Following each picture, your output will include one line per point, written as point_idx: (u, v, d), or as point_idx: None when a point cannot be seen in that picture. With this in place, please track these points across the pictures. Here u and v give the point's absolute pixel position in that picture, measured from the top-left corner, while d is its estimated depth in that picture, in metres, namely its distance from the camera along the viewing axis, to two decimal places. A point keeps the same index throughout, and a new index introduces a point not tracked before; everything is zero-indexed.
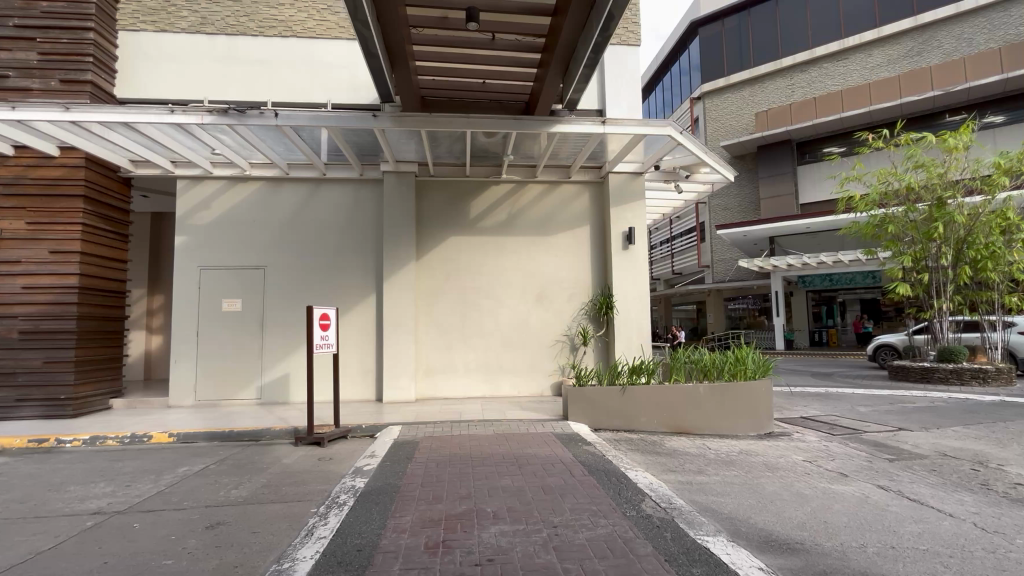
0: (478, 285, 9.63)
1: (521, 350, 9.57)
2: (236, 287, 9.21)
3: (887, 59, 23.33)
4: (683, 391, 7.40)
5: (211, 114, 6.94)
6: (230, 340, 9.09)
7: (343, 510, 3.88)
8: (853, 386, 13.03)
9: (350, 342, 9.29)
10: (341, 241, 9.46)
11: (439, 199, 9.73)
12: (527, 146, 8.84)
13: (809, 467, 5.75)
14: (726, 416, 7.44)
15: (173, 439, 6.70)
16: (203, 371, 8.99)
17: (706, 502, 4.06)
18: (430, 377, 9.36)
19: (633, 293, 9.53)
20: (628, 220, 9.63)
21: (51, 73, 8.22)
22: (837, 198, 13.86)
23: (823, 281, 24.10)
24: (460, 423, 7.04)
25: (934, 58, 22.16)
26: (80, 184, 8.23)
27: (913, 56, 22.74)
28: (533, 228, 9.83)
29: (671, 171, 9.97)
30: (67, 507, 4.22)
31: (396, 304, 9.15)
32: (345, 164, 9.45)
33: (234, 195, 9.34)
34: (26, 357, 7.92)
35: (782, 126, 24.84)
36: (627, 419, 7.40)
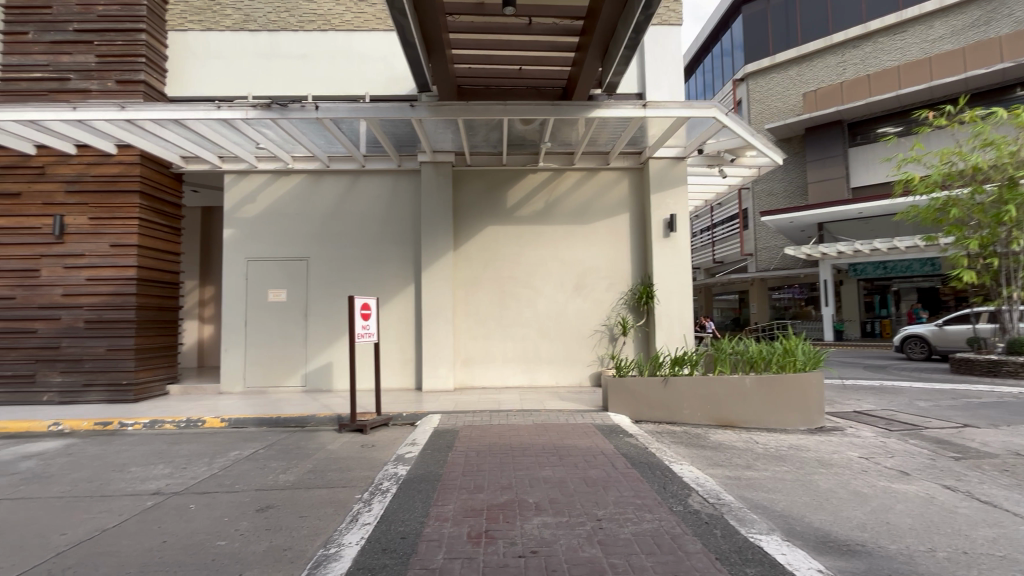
0: (516, 275, 9.58)
1: (560, 341, 9.49)
2: (281, 278, 9.47)
3: (950, 31, 21.72)
4: (729, 383, 7.16)
5: (255, 109, 7.11)
6: (276, 330, 9.38)
7: (387, 496, 3.93)
8: (911, 379, 12.35)
9: (390, 332, 9.43)
10: (381, 232, 9.58)
11: (477, 188, 9.71)
12: (565, 133, 8.68)
13: (866, 464, 5.46)
14: (774, 409, 7.16)
15: (225, 424, 6.98)
16: (251, 359, 9.33)
17: (757, 499, 3.90)
18: (469, 367, 9.41)
19: (675, 282, 9.27)
20: (670, 207, 9.35)
21: (108, 75, 8.61)
22: (895, 181, 12.95)
23: (877, 269, 22.94)
24: (500, 413, 7.05)
25: (1004, 27, 20.46)
26: (136, 180, 8.61)
27: (980, 25, 21.08)
28: (571, 217, 9.68)
29: (714, 155, 9.61)
30: (129, 487, 4.44)
31: (435, 294, 9.22)
32: (384, 155, 9.54)
33: (278, 188, 9.59)
34: (91, 345, 8.39)
35: (833, 106, 23.59)
36: (669, 411, 7.22)
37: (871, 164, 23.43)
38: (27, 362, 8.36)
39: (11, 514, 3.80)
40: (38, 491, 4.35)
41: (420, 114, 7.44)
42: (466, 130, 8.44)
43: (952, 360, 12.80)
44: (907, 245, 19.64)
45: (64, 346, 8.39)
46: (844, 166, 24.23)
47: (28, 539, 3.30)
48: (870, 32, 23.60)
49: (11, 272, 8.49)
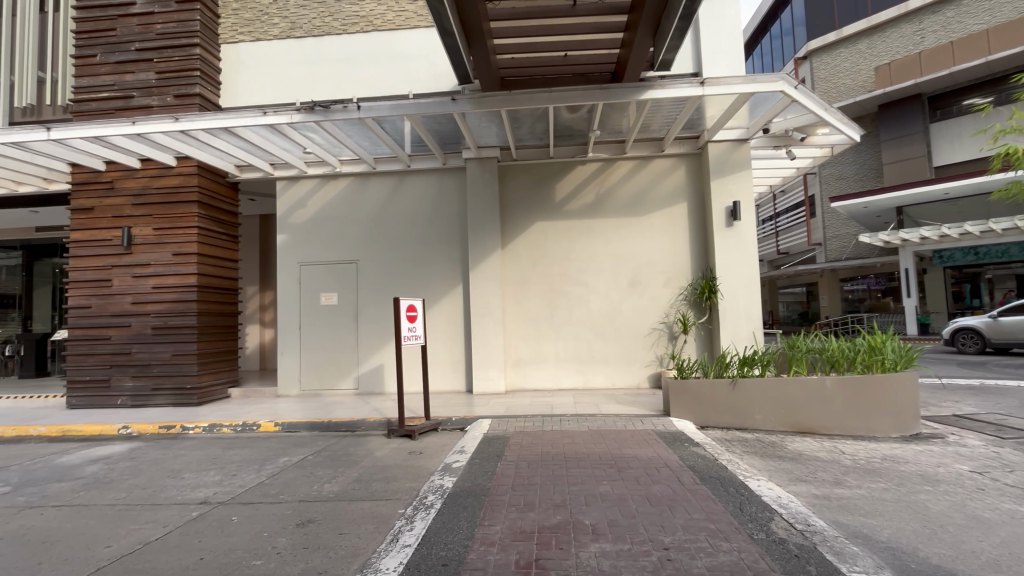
0: (567, 272, 9.18)
1: (615, 340, 9.00)
2: (332, 281, 9.53)
3: None
4: (807, 385, 6.47)
5: (299, 112, 7.10)
6: (329, 333, 9.44)
7: (431, 513, 3.67)
8: (1019, 378, 10.90)
9: (440, 333, 9.27)
10: (428, 232, 9.45)
11: (524, 183, 9.37)
12: (616, 120, 8.20)
13: (982, 481, 4.68)
14: (859, 414, 6.41)
15: (279, 428, 7.01)
16: (306, 362, 9.43)
17: (855, 527, 3.32)
18: (521, 368, 9.10)
19: (740, 275, 8.55)
20: (732, 194, 8.64)
21: (167, 90, 8.94)
22: (993, 156, 11.61)
23: (967, 254, 20.86)
24: (552, 417, 6.68)
25: None
26: (194, 190, 8.89)
27: None
28: (624, 209, 9.17)
29: (781, 136, 8.82)
30: (180, 495, 4.43)
31: (484, 294, 8.97)
32: (429, 154, 9.40)
33: (327, 192, 9.66)
34: (158, 350, 8.73)
35: (911, 78, 21.54)
36: (739, 416, 6.61)
37: (958, 139, 21.18)
38: (102, 367, 8.81)
39: (65, 522, 3.84)
40: (95, 498, 4.41)
41: (462, 108, 7.17)
42: (511, 122, 8.13)
43: None
44: (1005, 226, 17.58)
45: (134, 351, 8.78)
46: (925, 143, 22.07)
47: (74, 552, 3.28)
48: None
49: (86, 283, 8.98)
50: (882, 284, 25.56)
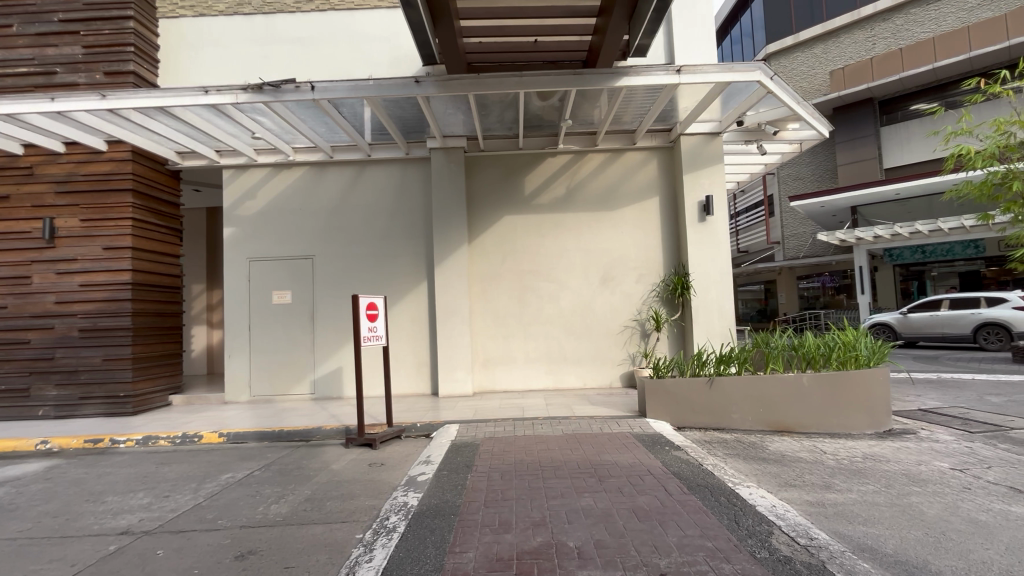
0: (537, 268, 8.82)
1: (586, 338, 8.70)
2: (285, 278, 8.86)
3: None
4: (784, 383, 6.32)
5: (245, 92, 6.46)
6: (282, 333, 8.77)
7: (393, 538, 3.22)
8: (972, 370, 11.23)
9: (403, 333, 8.75)
10: (390, 226, 8.90)
11: (492, 175, 8.95)
12: (588, 109, 7.89)
13: (965, 479, 4.58)
14: (835, 411, 6.31)
15: (224, 439, 6.36)
16: (257, 366, 8.73)
17: (858, 540, 3.07)
18: (489, 369, 8.69)
19: (713, 271, 8.39)
20: (705, 188, 8.47)
21: (96, 67, 8.06)
22: (947, 156, 11.98)
23: (914, 253, 21.59)
24: (524, 421, 6.29)
25: None
26: (128, 178, 8.06)
27: None
28: (596, 203, 8.88)
29: (752, 130, 8.72)
30: (97, 524, 3.80)
31: (450, 291, 8.51)
32: (391, 143, 8.86)
33: (280, 182, 8.98)
34: (86, 355, 7.87)
35: (864, 83, 22.27)
36: (717, 416, 6.39)
37: (907, 142, 22.03)
38: (21, 375, 7.87)
39: None
40: None
41: (427, 91, 6.67)
42: (479, 110, 7.69)
43: (1013, 348, 12.06)
44: (952, 226, 18.34)
45: (58, 357, 7.88)
46: (876, 145, 22.87)
47: None
48: (900, 4, 22.09)
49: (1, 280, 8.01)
50: (836, 281, 26.40)
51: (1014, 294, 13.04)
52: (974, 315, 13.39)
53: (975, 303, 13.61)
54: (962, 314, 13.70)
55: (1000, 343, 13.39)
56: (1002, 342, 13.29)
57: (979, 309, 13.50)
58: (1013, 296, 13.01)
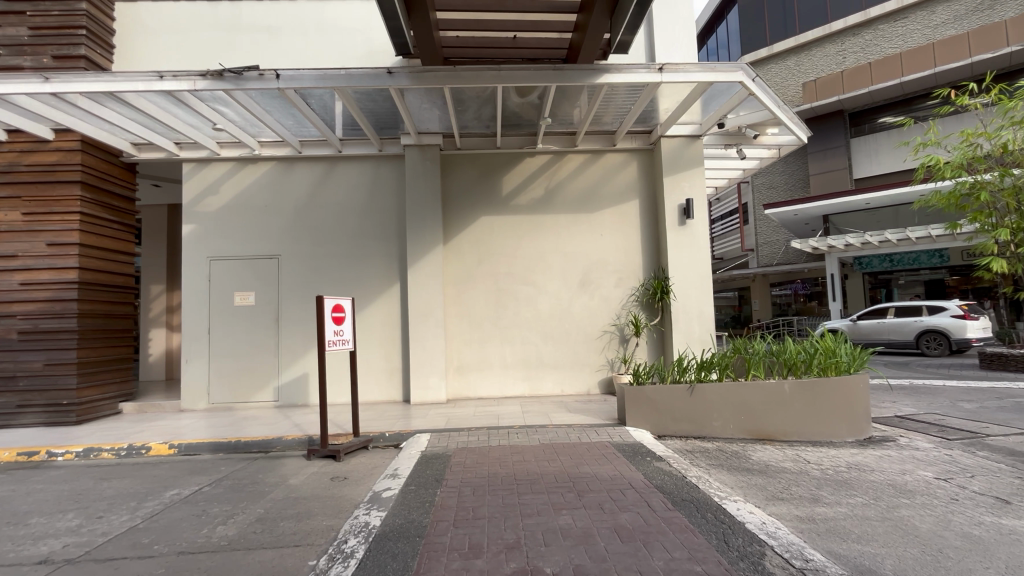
0: (514, 271, 8.55)
1: (564, 343, 8.46)
2: (249, 279, 8.38)
3: (953, 16, 20.66)
4: (766, 390, 6.17)
5: (204, 79, 6.04)
6: (244, 337, 8.28)
7: (350, 565, 2.89)
8: (943, 377, 11.38)
9: (373, 337, 8.37)
10: (361, 225, 8.52)
11: (468, 175, 8.67)
12: (568, 108, 7.67)
13: (951, 489, 4.46)
14: (815, 418, 6.20)
15: (175, 451, 5.88)
16: (216, 371, 8.22)
17: (855, 560, 2.86)
18: (463, 374, 8.37)
19: (693, 276, 8.24)
20: (685, 192, 8.33)
21: (43, 50, 7.52)
22: (917, 166, 12.20)
23: (883, 262, 22.35)
24: (500, 430, 5.99)
25: (1008, 11, 19.44)
26: (77, 169, 7.51)
27: (982, 10, 20.07)
28: (575, 205, 8.66)
29: (732, 134, 8.65)
30: (13, 551, 3.36)
31: (424, 293, 8.17)
32: (363, 139, 8.49)
33: (244, 177, 8.52)
34: (26, 359, 7.28)
35: (835, 95, 22.76)
36: (698, 424, 6.18)
37: (876, 153, 22.57)
38: None
39: None
40: None
41: (400, 82, 6.34)
42: (455, 105, 7.41)
43: (980, 354, 12.28)
44: (920, 235, 18.78)
45: None
46: (847, 156, 23.39)
47: None
48: (870, 19, 22.64)
49: None
50: (807, 288, 26.89)
51: (953, 304, 13.97)
52: (917, 323, 14.18)
53: (919, 311, 14.38)
54: (908, 322, 14.42)
55: (938, 349, 14.28)
56: (941, 347, 14.17)
57: (923, 317, 14.27)
58: (952, 305, 13.78)
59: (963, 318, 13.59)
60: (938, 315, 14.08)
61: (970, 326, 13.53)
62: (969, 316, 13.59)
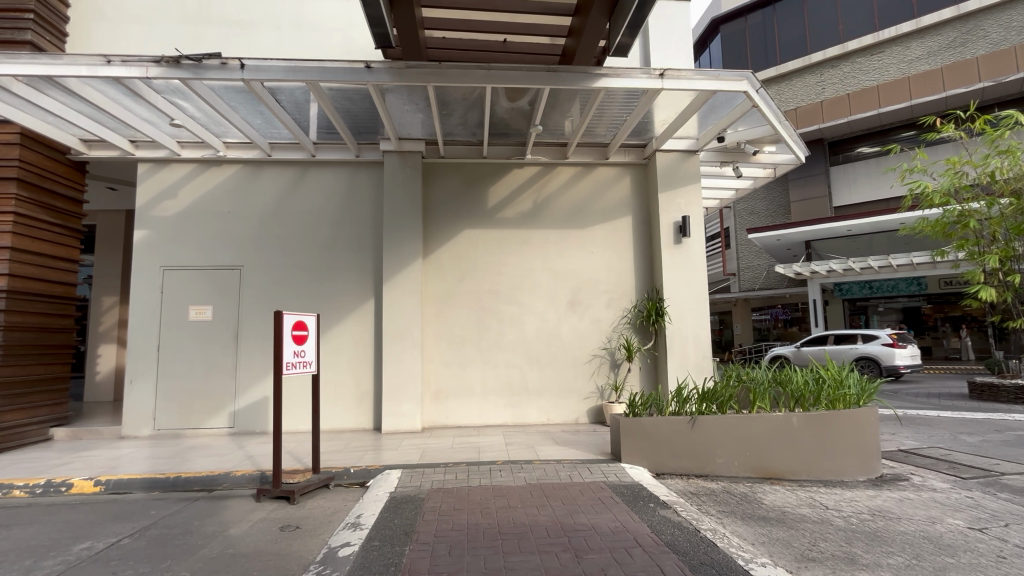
0: (498, 288, 7.96)
1: (551, 368, 7.85)
2: (206, 291, 7.62)
3: (927, 52, 20.92)
4: (772, 423, 5.64)
5: (158, 66, 5.40)
6: (198, 355, 7.48)
7: None
8: (936, 407, 11.06)
9: (342, 358, 7.64)
10: (333, 236, 7.87)
11: (451, 185, 8.11)
12: (561, 114, 7.20)
13: (993, 543, 3.93)
14: (825, 456, 5.68)
15: (101, 489, 5.07)
16: (165, 393, 7.39)
17: None
18: (440, 400, 7.68)
19: (689, 298, 7.73)
20: (681, 209, 7.89)
21: None
22: (905, 193, 12.04)
23: (863, 287, 22.31)
24: (479, 466, 5.32)
25: (980, 49, 19.74)
26: (13, 165, 6.75)
27: (955, 47, 20.34)
28: (564, 220, 8.16)
29: (729, 151, 8.30)
30: None
31: (399, 311, 7.50)
32: (339, 143, 7.90)
33: (207, 180, 7.82)
34: None
35: (814, 124, 22.99)
36: (700, 462, 5.57)
37: (856, 181, 22.77)
38: None
39: None
40: None
41: (379, 79, 5.78)
42: (439, 109, 6.90)
43: (971, 384, 12.02)
44: (901, 262, 18.86)
45: None
46: (828, 184, 23.60)
47: None
48: (847, 52, 22.82)
49: None
50: (788, 314, 26.92)
51: (884, 333, 14.47)
52: (851, 350, 14.51)
53: (854, 338, 14.77)
54: (845, 348, 14.70)
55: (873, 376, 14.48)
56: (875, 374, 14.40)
57: (857, 344, 14.62)
58: (882, 335, 14.40)
59: (892, 345, 14.03)
60: (871, 343, 14.45)
61: (898, 353, 13.96)
62: (898, 344, 14.10)
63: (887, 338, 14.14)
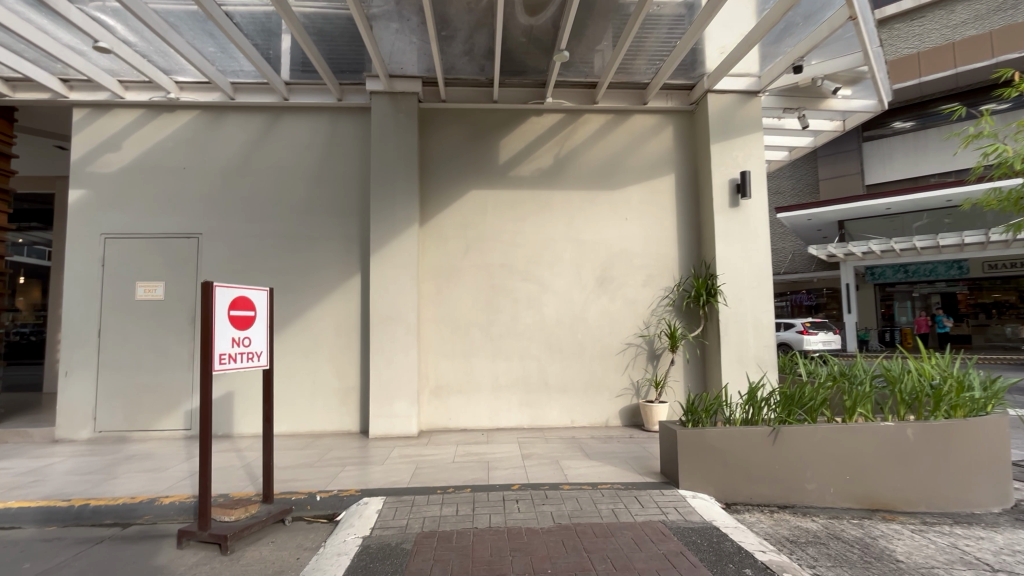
0: (509, 260, 6.54)
1: (576, 358, 6.46)
2: (157, 265, 6.26)
3: (974, 16, 18.17)
4: (880, 436, 4.22)
5: None
6: (148, 342, 6.16)
7: None
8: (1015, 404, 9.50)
9: (322, 346, 6.29)
10: (312, 197, 6.47)
11: (453, 138, 6.65)
12: (592, 36, 5.67)
13: None
14: (950, 479, 4.25)
15: None
16: (107, 389, 6.09)
17: None
18: (441, 397, 6.33)
19: (748, 273, 6.25)
20: (738, 162, 6.38)
21: None
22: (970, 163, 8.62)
23: (897, 272, 20.40)
24: (478, 495, 3.96)
25: None
26: None
27: (1005, 10, 17.54)
28: (592, 178, 6.70)
29: (796, 95, 6.77)
30: None
31: (389, 289, 6.12)
32: (319, 84, 6.45)
33: (158, 130, 6.43)
34: None
35: None
36: (786, 488, 4.15)
37: (893, 157, 20.83)
38: None
39: None
40: None
41: None
42: (438, 31, 5.41)
43: None
44: (949, 242, 17.18)
45: None
46: (862, 160, 21.60)
47: None
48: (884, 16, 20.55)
49: None
50: (812, 300, 25.12)
51: (798, 321, 15.27)
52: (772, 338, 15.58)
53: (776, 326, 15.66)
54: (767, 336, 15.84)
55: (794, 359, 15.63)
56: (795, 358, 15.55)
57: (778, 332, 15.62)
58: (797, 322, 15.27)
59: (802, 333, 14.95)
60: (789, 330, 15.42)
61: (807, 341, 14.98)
62: (809, 332, 15.09)
63: (800, 327, 15.07)
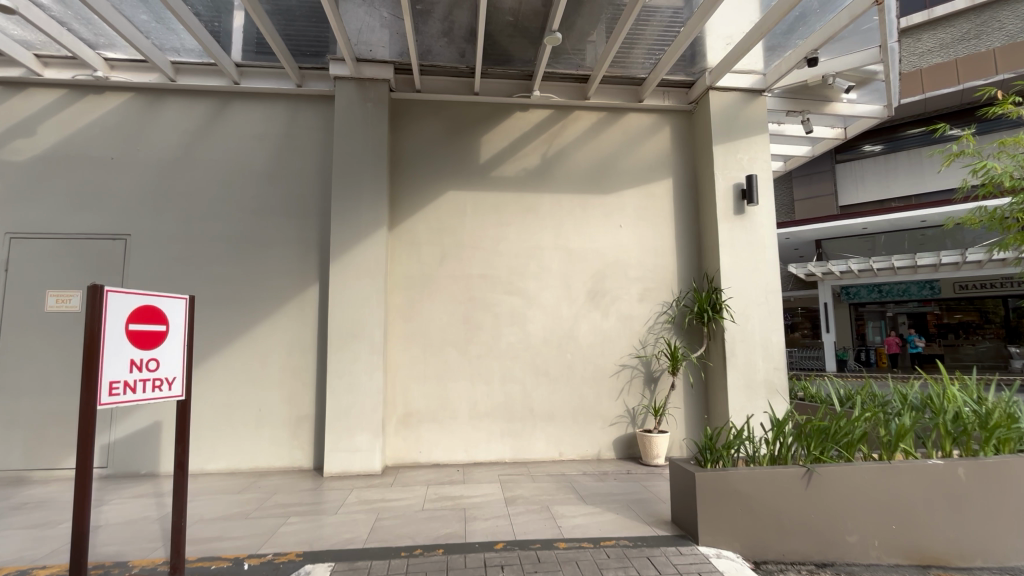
0: (490, 270, 5.80)
1: (564, 381, 5.72)
2: (74, 271, 5.31)
3: (941, 44, 17.40)
4: (928, 479, 3.57)
5: None
6: (57, 361, 5.16)
7: None
8: None
9: (272, 368, 5.40)
10: (264, 194, 5.63)
11: (429, 133, 5.93)
12: (588, 22, 5.04)
13: None
14: (1007, 527, 3.62)
15: None
16: (3, 419, 5.05)
17: None
18: (411, 427, 5.48)
19: (754, 287, 5.65)
20: (742, 167, 5.83)
21: None
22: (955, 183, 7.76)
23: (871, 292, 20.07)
24: (449, 561, 3.12)
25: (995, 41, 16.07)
26: None
27: (968, 39, 16.76)
28: (583, 181, 6.06)
29: (801, 97, 6.29)
30: None
31: (351, 302, 5.29)
32: (276, 68, 5.67)
33: (84, 114, 5.52)
34: None
35: None
36: (824, 541, 3.46)
37: (864, 179, 20.83)
38: None
39: None
40: None
41: None
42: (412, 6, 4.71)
43: None
44: (926, 262, 17.16)
45: None
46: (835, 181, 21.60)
47: None
48: None
49: None
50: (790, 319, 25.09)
51: None
52: None
53: None
54: None
55: None
56: None
57: None
58: None
59: None
60: None
61: None
62: None
63: None
